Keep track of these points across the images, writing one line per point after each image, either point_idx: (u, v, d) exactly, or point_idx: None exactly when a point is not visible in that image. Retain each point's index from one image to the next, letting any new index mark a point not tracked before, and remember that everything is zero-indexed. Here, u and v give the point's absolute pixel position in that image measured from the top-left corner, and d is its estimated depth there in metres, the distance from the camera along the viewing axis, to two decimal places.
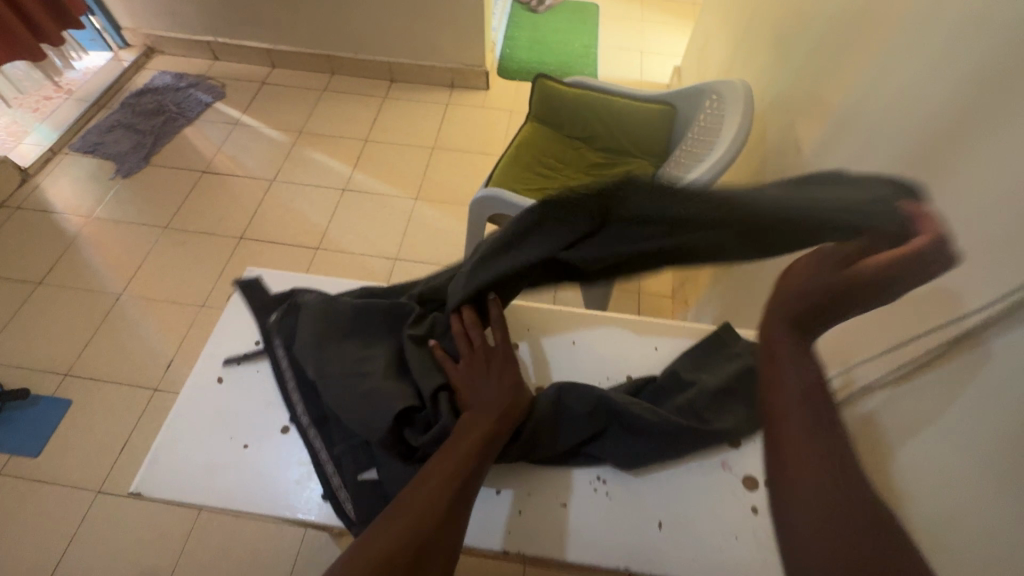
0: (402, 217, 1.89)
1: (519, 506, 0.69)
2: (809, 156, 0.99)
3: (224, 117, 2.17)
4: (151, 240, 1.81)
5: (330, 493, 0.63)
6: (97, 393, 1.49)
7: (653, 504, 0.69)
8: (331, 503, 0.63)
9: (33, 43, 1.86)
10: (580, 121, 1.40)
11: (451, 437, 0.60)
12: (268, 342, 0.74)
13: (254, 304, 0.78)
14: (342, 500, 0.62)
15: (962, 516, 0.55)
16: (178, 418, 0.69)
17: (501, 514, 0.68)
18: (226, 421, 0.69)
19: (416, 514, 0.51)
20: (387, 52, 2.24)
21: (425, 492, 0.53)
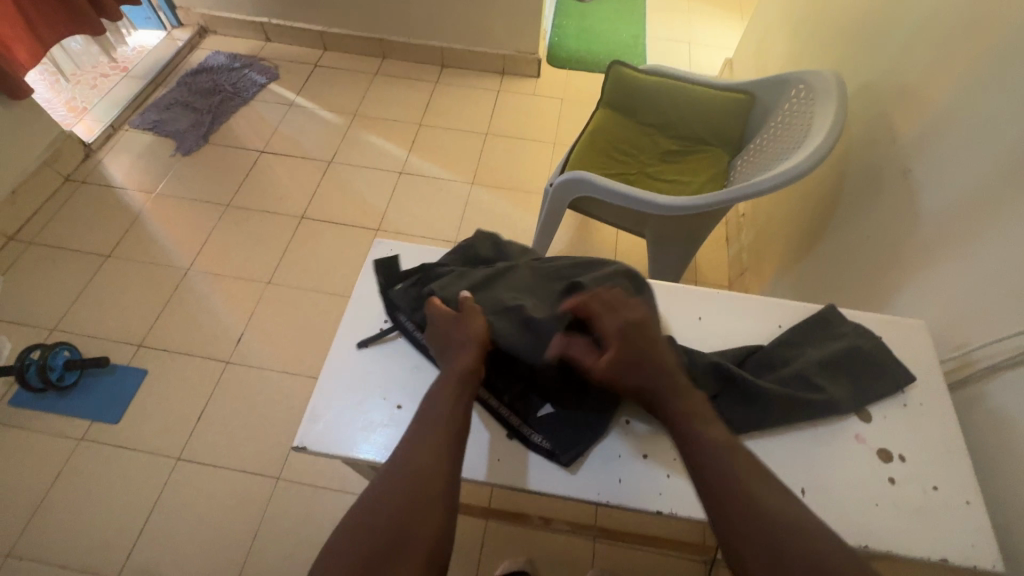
0: (459, 201, 1.91)
1: (666, 470, 0.74)
2: (905, 145, 1.00)
3: (279, 97, 2.19)
4: (214, 217, 1.84)
5: (513, 430, 0.75)
6: (170, 364, 1.53)
7: (796, 472, 0.69)
8: (515, 437, 0.75)
9: (94, 17, 1.85)
10: (655, 109, 1.42)
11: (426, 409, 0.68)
12: (394, 318, 0.82)
13: (383, 279, 0.87)
14: (525, 433, 0.75)
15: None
16: (329, 374, 0.78)
17: (650, 477, 0.74)
18: (375, 380, 0.77)
19: (405, 489, 0.60)
20: (440, 37, 2.25)
21: (411, 465, 0.62)
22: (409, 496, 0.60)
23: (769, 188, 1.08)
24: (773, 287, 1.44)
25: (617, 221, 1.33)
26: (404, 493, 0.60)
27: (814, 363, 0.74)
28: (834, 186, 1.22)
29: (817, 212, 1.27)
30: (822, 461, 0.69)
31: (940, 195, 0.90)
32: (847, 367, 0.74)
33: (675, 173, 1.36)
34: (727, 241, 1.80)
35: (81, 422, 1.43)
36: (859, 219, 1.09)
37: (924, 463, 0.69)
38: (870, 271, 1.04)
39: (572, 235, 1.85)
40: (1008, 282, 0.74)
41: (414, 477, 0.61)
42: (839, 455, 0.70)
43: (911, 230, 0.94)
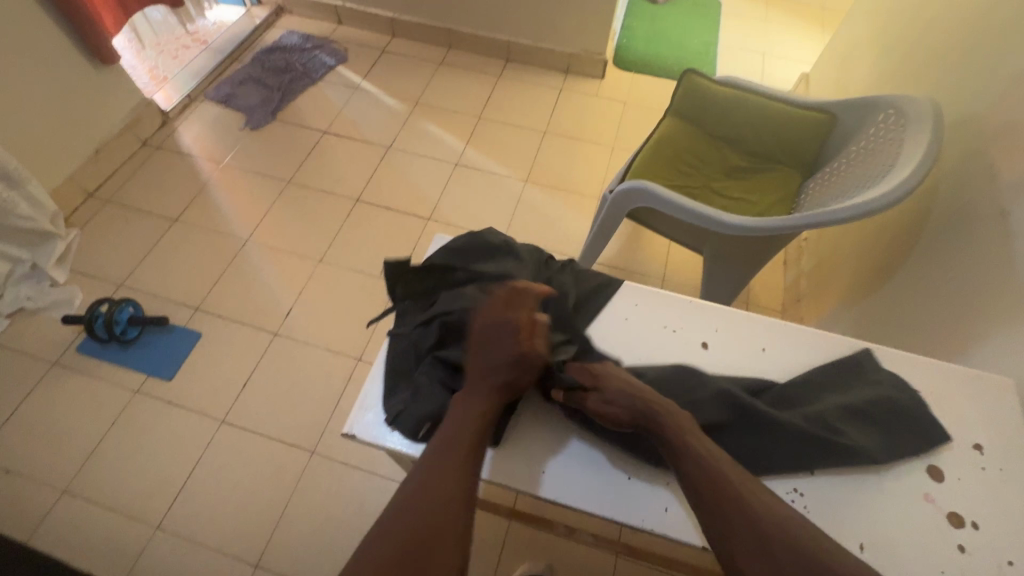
0: (511, 198, 1.91)
1: None
2: (1006, 184, 0.92)
3: (346, 80, 2.23)
4: (275, 192, 1.90)
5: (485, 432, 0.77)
6: (223, 330, 1.60)
7: (854, 525, 0.66)
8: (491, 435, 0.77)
9: None
10: (725, 121, 1.37)
11: (452, 427, 0.69)
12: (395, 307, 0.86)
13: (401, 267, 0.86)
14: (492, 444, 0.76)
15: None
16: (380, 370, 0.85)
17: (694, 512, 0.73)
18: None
19: (431, 502, 0.63)
20: (508, 31, 2.24)
21: (433, 479, 0.65)
22: (437, 507, 0.63)
23: (846, 218, 1.02)
24: (833, 319, 1.37)
25: (674, 235, 1.29)
26: (426, 505, 0.63)
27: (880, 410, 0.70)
28: (916, 220, 1.14)
29: (892, 245, 1.20)
30: (882, 517, 0.66)
31: None
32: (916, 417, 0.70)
33: (740, 191, 1.31)
34: (784, 265, 1.72)
35: (139, 375, 1.51)
36: (944, 257, 1.02)
37: (999, 530, 0.64)
38: (950, 316, 0.97)
39: (621, 243, 1.82)
40: None
41: (439, 491, 0.64)
42: (902, 512, 0.66)
43: (1002, 278, 0.88)
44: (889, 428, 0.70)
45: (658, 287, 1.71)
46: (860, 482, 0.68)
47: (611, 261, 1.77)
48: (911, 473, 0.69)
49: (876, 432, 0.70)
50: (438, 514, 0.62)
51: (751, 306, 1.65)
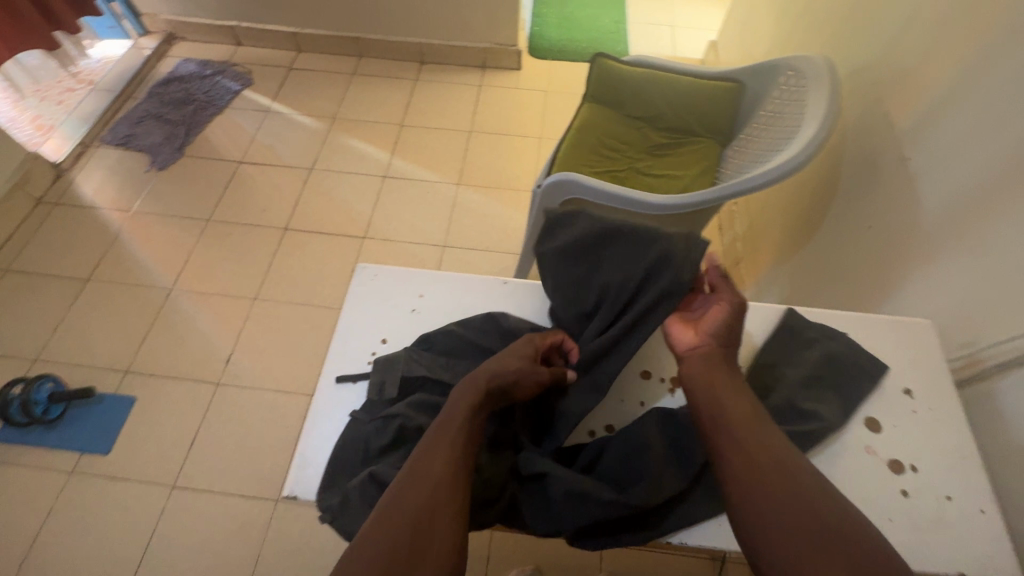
0: (446, 203, 1.87)
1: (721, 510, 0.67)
2: (902, 132, 0.97)
3: (255, 104, 2.12)
4: (195, 233, 1.78)
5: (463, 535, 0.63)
6: (160, 390, 1.49)
7: None
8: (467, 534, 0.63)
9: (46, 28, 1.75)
10: (641, 101, 1.38)
11: (440, 425, 0.61)
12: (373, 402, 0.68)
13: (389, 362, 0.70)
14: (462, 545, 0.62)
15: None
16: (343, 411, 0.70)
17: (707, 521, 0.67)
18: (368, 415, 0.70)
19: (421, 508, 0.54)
20: (417, 33, 2.19)
21: (418, 483, 0.55)
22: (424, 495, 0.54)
23: (765, 182, 1.05)
24: (770, 278, 1.42)
25: None
26: (411, 494, 0.54)
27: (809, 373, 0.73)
28: (829, 174, 1.19)
29: (812, 202, 1.25)
30: (834, 477, 0.68)
31: (940, 186, 0.87)
32: (842, 373, 0.73)
33: (665, 168, 1.32)
34: (720, 230, 1.77)
35: (72, 455, 1.39)
36: (859, 207, 1.06)
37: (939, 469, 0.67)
38: (871, 263, 1.01)
39: None
40: (1014, 278, 0.72)
41: (423, 476, 0.56)
42: (848, 468, 0.68)
43: (911, 222, 0.92)
44: (829, 387, 0.72)
45: None
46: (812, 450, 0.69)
47: None
48: (852, 431, 0.71)
49: (817, 396, 0.72)
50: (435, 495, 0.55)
51: None
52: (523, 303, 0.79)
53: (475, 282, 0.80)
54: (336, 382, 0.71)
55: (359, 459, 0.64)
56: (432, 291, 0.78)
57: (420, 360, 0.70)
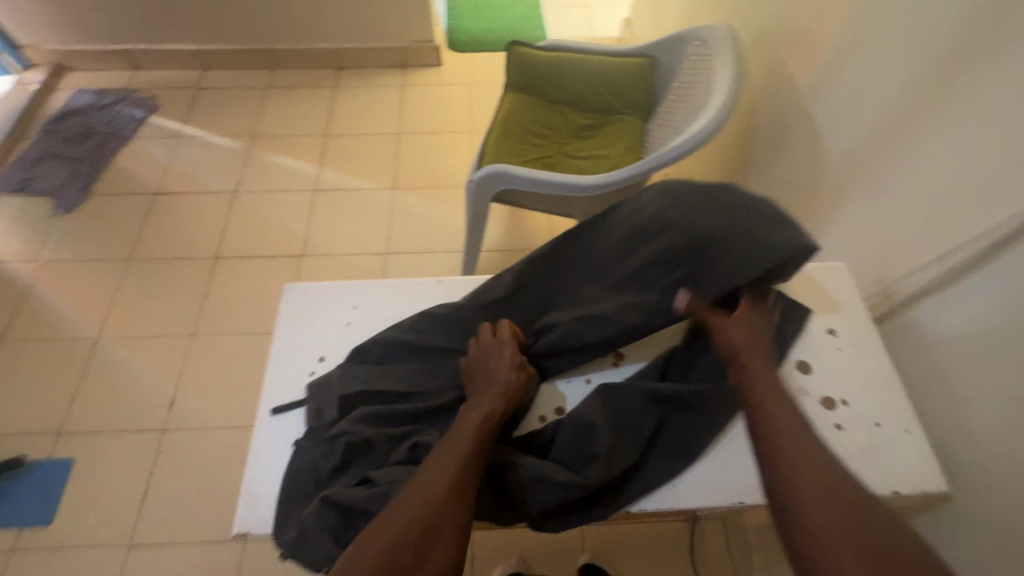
0: (383, 210, 1.83)
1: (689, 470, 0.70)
2: (803, 89, 1.02)
3: (165, 130, 2.00)
4: (117, 275, 1.67)
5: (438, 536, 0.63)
6: (100, 446, 1.40)
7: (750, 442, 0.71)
8: None
9: None
10: (560, 85, 1.39)
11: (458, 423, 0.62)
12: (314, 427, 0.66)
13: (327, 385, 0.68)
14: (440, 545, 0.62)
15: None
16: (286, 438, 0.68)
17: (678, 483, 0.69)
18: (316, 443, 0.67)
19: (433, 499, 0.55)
20: (330, 38, 2.12)
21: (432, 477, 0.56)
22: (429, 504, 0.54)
23: (685, 150, 1.08)
24: None
25: (541, 207, 1.30)
26: (416, 506, 0.54)
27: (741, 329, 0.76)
28: (745, 137, 1.24)
29: (733, 166, 1.29)
30: None
31: (841, 136, 0.92)
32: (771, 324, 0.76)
33: (591, 148, 1.34)
34: None
35: (8, 531, 1.29)
36: (775, 165, 1.11)
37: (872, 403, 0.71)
38: (791, 216, 1.06)
39: (504, 225, 1.81)
40: (914, 214, 0.77)
41: (429, 484, 0.56)
42: None
43: (821, 173, 0.97)
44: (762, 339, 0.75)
45: None
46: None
47: (498, 246, 1.76)
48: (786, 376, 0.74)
49: None
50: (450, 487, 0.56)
51: None
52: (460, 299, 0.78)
53: (409, 287, 0.79)
54: (273, 414, 0.68)
55: (311, 485, 0.62)
56: (365, 302, 0.76)
57: (356, 374, 0.69)
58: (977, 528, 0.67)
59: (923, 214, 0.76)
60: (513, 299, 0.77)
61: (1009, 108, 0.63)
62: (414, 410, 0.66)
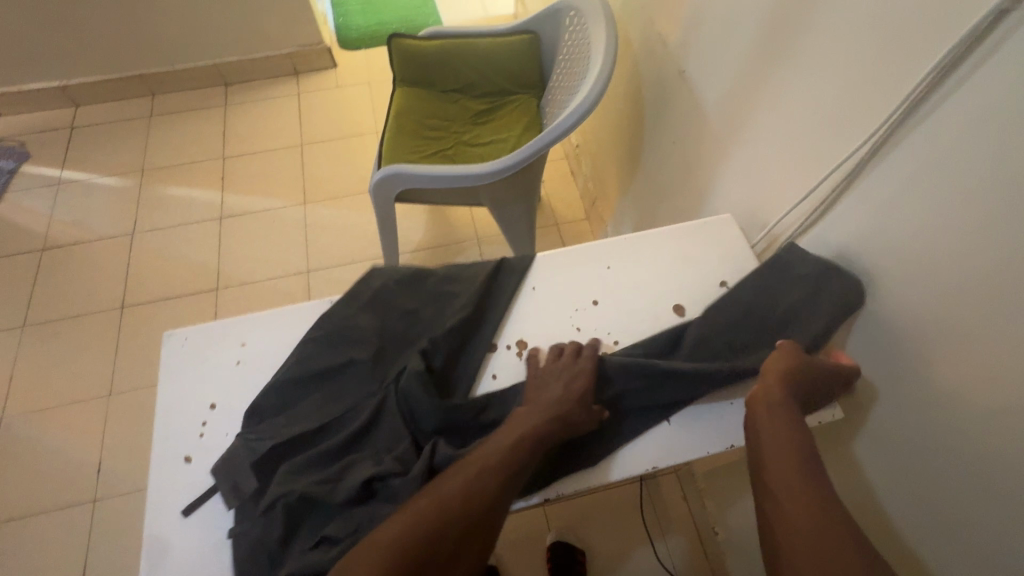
0: (297, 227, 1.75)
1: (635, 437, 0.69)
2: (675, 47, 1.03)
3: (41, 179, 1.83)
4: (12, 345, 1.53)
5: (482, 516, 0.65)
6: (25, 531, 1.30)
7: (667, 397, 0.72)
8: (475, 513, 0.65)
9: None
10: (448, 73, 1.36)
11: (497, 436, 0.62)
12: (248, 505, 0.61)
13: (237, 458, 0.63)
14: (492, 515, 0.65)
15: (908, 316, 0.64)
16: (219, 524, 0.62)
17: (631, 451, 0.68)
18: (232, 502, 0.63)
19: (441, 504, 0.56)
20: (209, 53, 1.99)
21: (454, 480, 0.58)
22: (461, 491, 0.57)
23: (575, 121, 1.08)
24: (621, 210, 1.49)
25: (449, 201, 1.27)
26: (427, 504, 0.56)
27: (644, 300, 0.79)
28: (636, 100, 1.25)
29: (631, 130, 1.31)
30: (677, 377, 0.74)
31: (713, 88, 0.94)
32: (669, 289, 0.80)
33: (490, 133, 1.32)
34: (572, 176, 1.82)
35: None
36: (664, 125, 1.13)
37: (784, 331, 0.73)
38: (685, 174, 1.09)
39: (426, 222, 1.77)
40: (784, 156, 0.80)
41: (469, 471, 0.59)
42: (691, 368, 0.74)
43: (702, 127, 0.99)
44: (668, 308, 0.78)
45: (477, 247, 1.72)
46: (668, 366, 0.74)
47: (423, 245, 1.73)
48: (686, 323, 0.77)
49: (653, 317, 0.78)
50: (470, 496, 0.56)
51: (561, 227, 1.73)
52: None
53: (300, 310, 0.75)
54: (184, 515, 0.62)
55: (270, 564, 0.58)
56: (255, 336, 0.72)
57: (258, 434, 0.65)
58: (877, 440, 0.72)
59: (790, 155, 0.78)
60: (395, 295, 0.76)
61: (843, 40, 0.66)
62: (336, 443, 0.64)
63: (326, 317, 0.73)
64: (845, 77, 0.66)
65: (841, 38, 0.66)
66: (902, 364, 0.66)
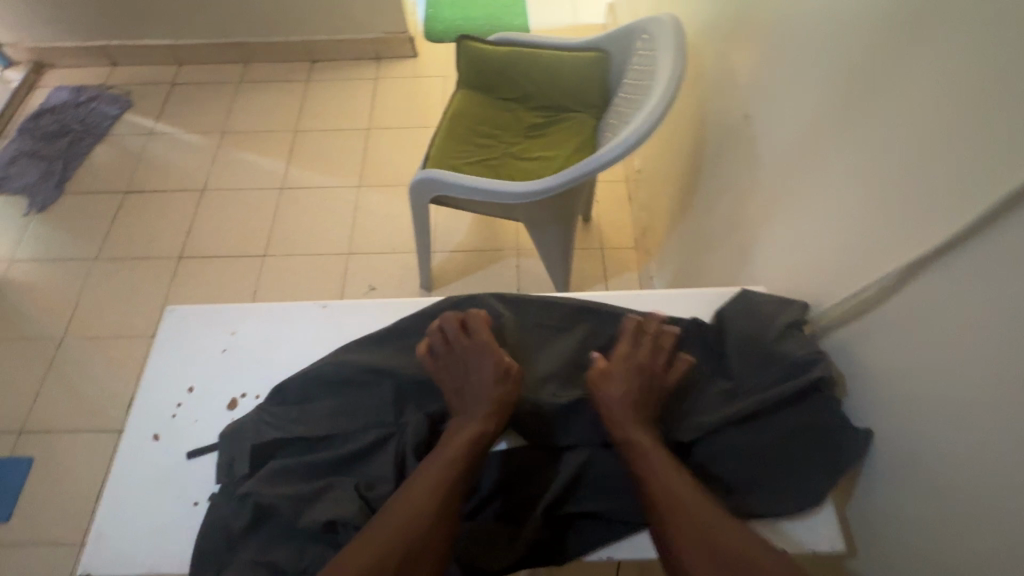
0: (347, 208, 1.80)
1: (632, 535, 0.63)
2: (744, 90, 0.94)
3: (137, 127, 1.99)
4: (83, 275, 1.69)
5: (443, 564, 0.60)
6: (60, 444, 1.43)
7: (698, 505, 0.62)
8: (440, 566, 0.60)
9: None
10: (510, 82, 1.33)
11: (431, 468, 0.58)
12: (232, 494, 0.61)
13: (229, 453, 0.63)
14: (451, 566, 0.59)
15: (938, 458, 0.53)
16: (177, 509, 0.62)
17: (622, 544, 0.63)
18: (186, 494, 0.63)
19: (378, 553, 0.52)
20: (301, 30, 2.08)
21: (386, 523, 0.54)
22: (419, 510, 0.55)
23: (620, 154, 1.01)
24: (667, 247, 1.40)
25: (484, 212, 1.24)
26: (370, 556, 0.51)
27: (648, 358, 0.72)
28: (698, 137, 1.16)
29: (689, 168, 1.22)
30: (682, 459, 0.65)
31: (774, 143, 0.85)
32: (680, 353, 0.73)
33: (539, 150, 1.28)
34: (627, 201, 1.74)
35: None
36: (721, 171, 1.04)
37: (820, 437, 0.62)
38: (733, 227, 1.00)
39: (470, 224, 1.76)
40: (832, 235, 0.70)
41: (452, 457, 0.59)
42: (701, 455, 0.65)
43: (758, 182, 0.90)
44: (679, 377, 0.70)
45: (515, 258, 1.68)
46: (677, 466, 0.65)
47: (462, 246, 1.71)
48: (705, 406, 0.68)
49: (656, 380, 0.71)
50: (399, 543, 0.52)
51: (604, 252, 1.65)
52: (344, 326, 0.74)
53: (293, 311, 0.75)
54: (145, 492, 0.63)
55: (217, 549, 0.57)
56: (245, 327, 0.73)
57: (268, 421, 0.65)
58: None
59: (839, 236, 0.68)
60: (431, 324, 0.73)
61: (920, 120, 0.55)
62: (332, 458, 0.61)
63: (326, 331, 0.73)
64: (910, 164, 0.57)
65: (917, 119, 0.56)
66: (920, 509, 0.56)
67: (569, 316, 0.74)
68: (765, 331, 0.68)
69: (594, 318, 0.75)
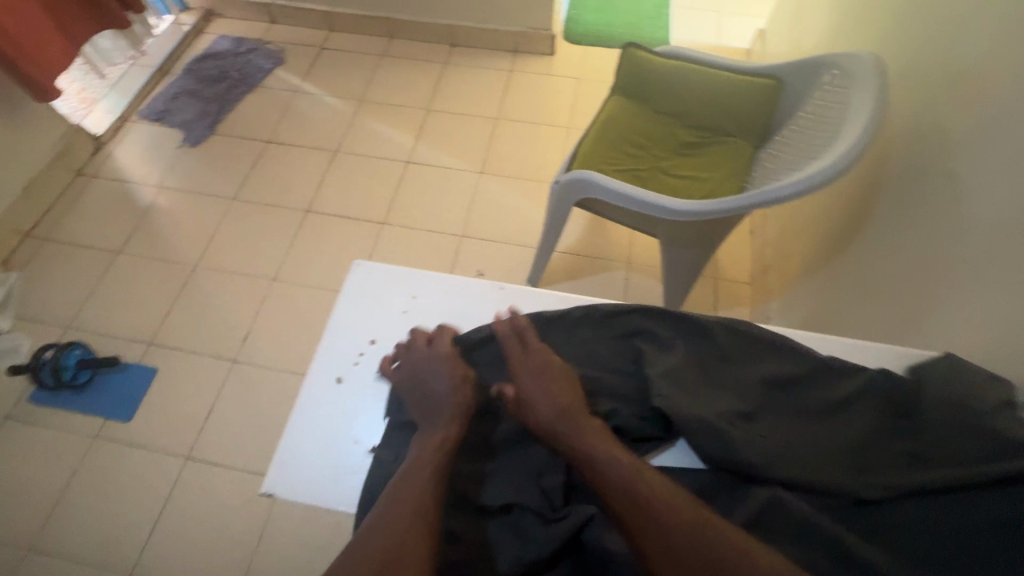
0: (466, 192, 1.84)
1: None
2: (948, 147, 0.89)
3: (285, 83, 2.12)
4: (221, 211, 1.82)
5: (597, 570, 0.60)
6: (182, 362, 1.55)
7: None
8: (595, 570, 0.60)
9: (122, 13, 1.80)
10: (671, 95, 1.31)
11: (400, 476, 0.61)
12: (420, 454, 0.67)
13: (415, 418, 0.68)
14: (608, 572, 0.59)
15: None
16: (353, 451, 0.67)
17: None
18: (363, 439, 0.68)
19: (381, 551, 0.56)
20: (449, 14, 2.14)
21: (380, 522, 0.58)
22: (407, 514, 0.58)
23: (799, 191, 0.95)
24: (798, 290, 1.35)
25: (623, 222, 1.24)
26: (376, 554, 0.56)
27: (833, 406, 0.69)
28: (869, 185, 1.11)
29: (848, 215, 1.17)
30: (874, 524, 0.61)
31: (985, 209, 0.79)
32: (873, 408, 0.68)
33: (690, 168, 1.25)
34: (750, 234, 1.68)
35: (94, 419, 1.46)
36: (896, 226, 0.99)
37: None
38: (903, 287, 0.94)
39: (584, 228, 1.76)
40: None
41: (424, 462, 0.62)
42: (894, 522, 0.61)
43: (950, 246, 0.85)
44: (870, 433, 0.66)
45: (625, 271, 1.67)
46: (852, 524, 0.62)
47: (573, 249, 1.72)
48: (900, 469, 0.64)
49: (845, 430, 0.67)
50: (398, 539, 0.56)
51: (719, 282, 1.60)
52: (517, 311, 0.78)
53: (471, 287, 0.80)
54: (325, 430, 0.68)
55: None
56: (425, 293, 0.78)
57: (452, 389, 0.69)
58: None
59: None
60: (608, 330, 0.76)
61: None
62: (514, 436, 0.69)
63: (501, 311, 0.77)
64: None
65: None
66: None
67: (749, 345, 0.74)
68: (971, 398, 0.64)
69: (776, 354, 0.73)
